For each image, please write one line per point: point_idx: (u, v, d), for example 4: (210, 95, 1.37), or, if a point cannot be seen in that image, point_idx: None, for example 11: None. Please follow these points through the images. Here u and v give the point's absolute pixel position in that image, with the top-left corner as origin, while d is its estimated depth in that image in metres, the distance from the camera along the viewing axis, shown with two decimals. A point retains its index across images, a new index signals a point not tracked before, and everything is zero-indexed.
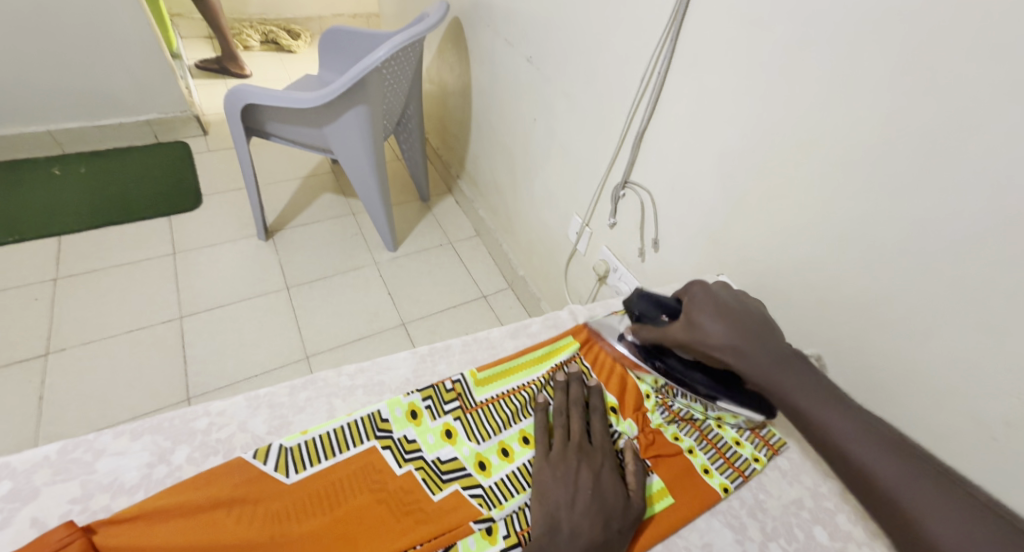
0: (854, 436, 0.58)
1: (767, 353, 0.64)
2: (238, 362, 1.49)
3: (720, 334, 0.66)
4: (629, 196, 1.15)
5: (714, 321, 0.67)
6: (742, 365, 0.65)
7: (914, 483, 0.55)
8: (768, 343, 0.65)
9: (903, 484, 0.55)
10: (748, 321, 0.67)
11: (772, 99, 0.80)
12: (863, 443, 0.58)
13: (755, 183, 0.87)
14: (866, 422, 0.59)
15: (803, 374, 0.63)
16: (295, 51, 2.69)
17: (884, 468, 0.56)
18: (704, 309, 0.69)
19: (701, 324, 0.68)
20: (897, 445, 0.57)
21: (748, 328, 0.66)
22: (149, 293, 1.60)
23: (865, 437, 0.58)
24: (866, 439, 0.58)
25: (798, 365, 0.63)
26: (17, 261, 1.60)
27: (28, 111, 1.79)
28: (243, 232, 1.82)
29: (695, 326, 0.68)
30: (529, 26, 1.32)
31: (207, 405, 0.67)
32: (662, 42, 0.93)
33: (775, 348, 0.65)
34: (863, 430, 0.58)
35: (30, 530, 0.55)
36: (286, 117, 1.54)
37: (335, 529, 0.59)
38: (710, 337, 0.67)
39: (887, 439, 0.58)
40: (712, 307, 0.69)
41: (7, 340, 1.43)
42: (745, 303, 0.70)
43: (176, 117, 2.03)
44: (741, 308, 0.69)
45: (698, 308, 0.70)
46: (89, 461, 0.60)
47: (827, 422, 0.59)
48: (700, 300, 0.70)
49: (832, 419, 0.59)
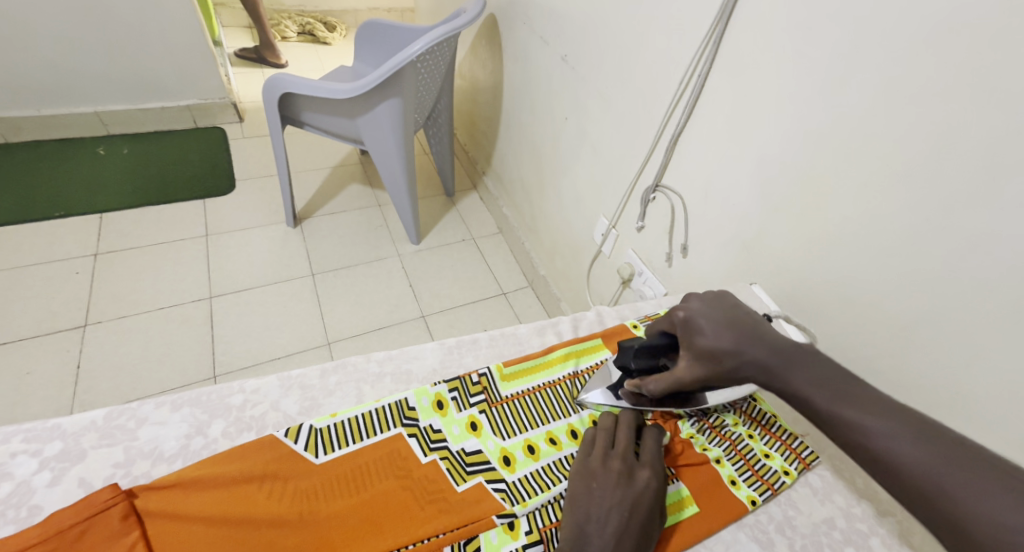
0: (881, 429, 0.53)
1: (779, 355, 0.62)
2: (263, 344, 1.52)
3: (732, 355, 0.64)
4: (660, 200, 1.14)
5: (718, 341, 0.66)
6: (761, 378, 0.63)
7: (961, 473, 0.49)
8: (775, 345, 0.63)
9: (944, 473, 0.50)
10: (749, 329, 0.66)
11: (819, 108, 0.78)
12: (897, 438, 0.52)
13: (794, 192, 0.86)
14: (893, 411, 0.55)
15: (812, 367, 0.60)
16: (330, 43, 2.73)
17: (919, 459, 0.51)
18: (703, 333, 0.67)
19: (709, 350, 0.66)
20: (927, 432, 0.52)
21: (753, 337, 0.65)
22: (183, 272, 1.64)
23: (892, 428, 0.53)
24: (895, 431, 0.53)
25: (808, 358, 0.61)
26: (60, 235, 1.66)
27: (78, 92, 1.86)
28: (272, 218, 1.86)
29: (706, 354, 0.67)
30: (567, 27, 1.32)
31: (242, 382, 0.69)
32: (704, 45, 0.93)
33: (781, 347, 0.63)
34: (892, 422, 0.54)
35: (77, 490, 0.57)
36: (323, 107, 1.57)
37: (361, 512, 0.60)
38: (723, 360, 0.65)
39: (916, 426, 0.53)
40: (712, 327, 0.67)
41: (48, 310, 1.48)
42: (737, 310, 0.69)
43: (215, 103, 2.08)
44: (737, 319, 0.67)
45: (698, 334, 0.68)
46: (132, 428, 0.63)
47: (851, 419, 0.55)
48: (694, 324, 0.69)
49: (856, 415, 0.55)
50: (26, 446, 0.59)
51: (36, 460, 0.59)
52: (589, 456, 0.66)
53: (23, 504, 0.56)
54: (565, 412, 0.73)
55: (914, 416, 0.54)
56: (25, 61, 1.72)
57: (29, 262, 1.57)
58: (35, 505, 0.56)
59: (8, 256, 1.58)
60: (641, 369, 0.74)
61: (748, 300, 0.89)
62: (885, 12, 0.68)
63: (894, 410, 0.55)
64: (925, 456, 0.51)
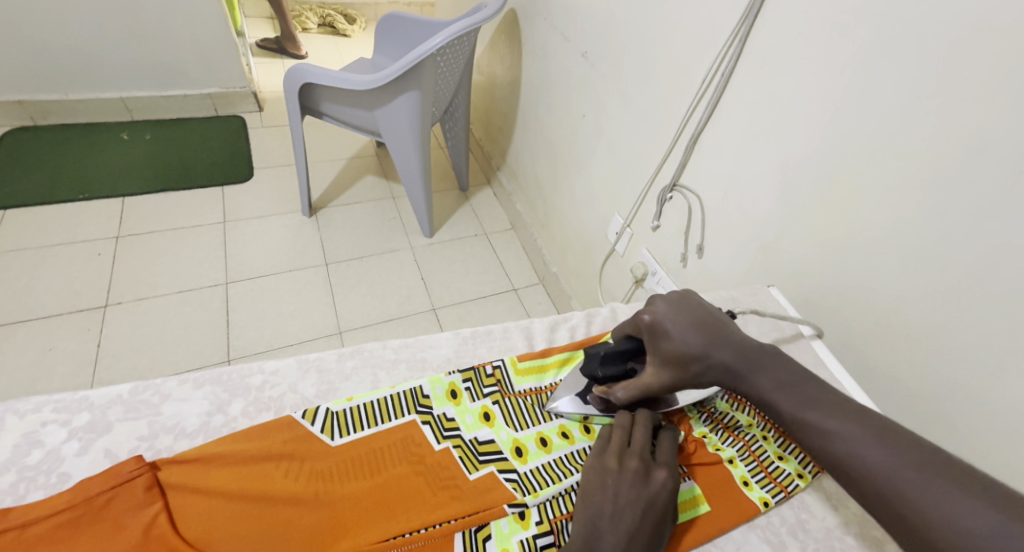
0: (845, 432, 0.54)
1: (744, 359, 0.63)
2: (276, 330, 1.54)
3: (699, 359, 0.65)
4: (677, 199, 1.14)
5: (685, 345, 0.66)
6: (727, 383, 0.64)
7: (922, 477, 0.50)
8: (740, 347, 0.65)
9: (904, 475, 0.50)
10: (715, 331, 0.66)
11: (846, 110, 0.78)
12: (859, 440, 0.53)
13: (815, 194, 0.85)
14: (856, 413, 0.56)
15: (778, 370, 0.62)
16: (349, 36, 2.75)
17: (882, 463, 0.51)
18: (670, 337, 0.67)
19: (675, 352, 0.66)
20: (890, 435, 0.53)
21: (717, 339, 0.66)
22: (200, 257, 1.67)
23: (853, 431, 0.54)
24: (858, 433, 0.54)
25: (772, 361, 0.63)
26: (84, 217, 1.69)
27: (105, 78, 1.89)
28: (288, 207, 1.88)
29: (673, 359, 0.66)
30: (588, 23, 1.32)
31: (262, 364, 0.70)
32: (729, 43, 0.92)
33: (747, 351, 0.64)
34: (856, 424, 0.55)
35: (103, 460, 0.59)
36: (342, 98, 1.59)
37: (375, 495, 0.61)
38: (691, 365, 0.65)
39: (878, 428, 0.54)
40: (680, 330, 0.67)
41: (71, 290, 1.52)
42: (702, 310, 0.69)
43: (236, 92, 2.11)
44: (704, 321, 0.67)
45: (664, 339, 0.67)
46: (156, 403, 0.64)
47: (816, 423, 0.56)
48: (661, 330, 0.68)
49: (820, 418, 0.56)
50: (56, 416, 0.61)
51: (65, 430, 0.60)
52: (605, 451, 0.66)
53: (52, 471, 0.58)
54: (576, 407, 0.74)
55: (876, 419, 0.55)
56: (54, 45, 1.75)
57: (53, 243, 1.61)
58: (63, 473, 0.58)
59: (33, 235, 1.61)
60: (609, 377, 0.71)
61: (764, 301, 0.89)
62: (919, 12, 0.67)
63: (856, 413, 0.55)
64: (886, 459, 0.52)
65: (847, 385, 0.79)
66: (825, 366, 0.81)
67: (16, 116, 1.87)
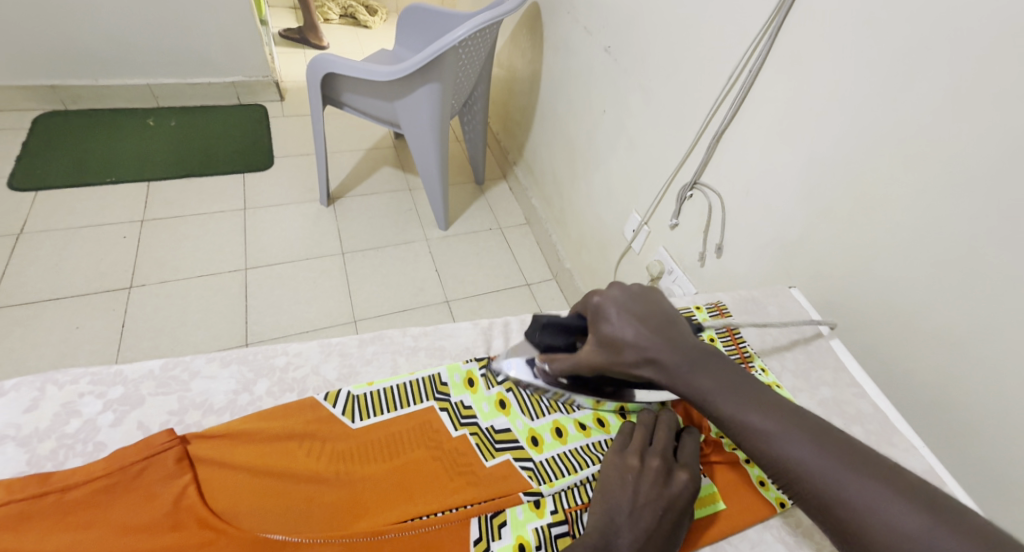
0: (782, 434, 0.54)
1: (682, 355, 0.60)
2: (292, 317, 1.56)
3: (635, 349, 0.61)
4: (698, 197, 1.13)
5: (624, 333, 0.62)
6: (658, 377, 0.60)
7: (856, 478, 0.50)
8: (681, 344, 0.61)
9: (844, 477, 0.50)
10: (659, 324, 0.62)
11: (877, 109, 0.77)
12: (797, 442, 0.53)
13: (839, 194, 0.84)
14: (790, 413, 0.55)
15: (718, 373, 0.58)
16: (370, 27, 2.76)
17: (817, 463, 0.51)
18: (611, 322, 0.63)
19: (612, 340, 0.62)
20: (825, 435, 0.53)
21: (659, 332, 0.61)
22: (221, 242, 1.70)
23: (791, 432, 0.53)
24: (795, 435, 0.53)
25: (712, 362, 0.59)
26: (110, 200, 1.73)
27: (133, 64, 1.93)
28: (306, 196, 1.90)
29: (610, 345, 0.62)
30: (612, 18, 1.31)
31: (286, 345, 0.72)
32: (758, 40, 0.92)
33: (687, 348, 0.60)
34: (791, 425, 0.54)
35: (136, 432, 0.61)
36: (363, 89, 1.60)
37: (394, 478, 0.62)
38: (624, 353, 0.61)
39: (814, 429, 0.54)
40: (621, 317, 0.63)
41: (98, 270, 1.55)
42: (656, 304, 0.64)
43: (259, 81, 2.13)
44: (649, 311, 0.63)
45: (605, 323, 0.63)
46: (186, 380, 0.66)
47: (751, 425, 0.55)
48: (604, 312, 0.64)
49: (756, 419, 0.55)
50: (92, 388, 0.63)
51: (100, 402, 0.63)
52: (626, 449, 0.66)
53: (89, 441, 0.60)
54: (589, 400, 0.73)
55: (807, 417, 0.55)
56: (87, 30, 1.78)
57: (80, 224, 1.64)
58: (99, 442, 0.60)
59: (62, 217, 1.65)
60: (548, 344, 0.72)
61: (785, 302, 0.88)
62: (956, 12, 0.66)
63: (792, 412, 0.55)
64: (820, 459, 0.51)
65: (868, 388, 0.79)
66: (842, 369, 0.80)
67: (47, 100, 1.91)
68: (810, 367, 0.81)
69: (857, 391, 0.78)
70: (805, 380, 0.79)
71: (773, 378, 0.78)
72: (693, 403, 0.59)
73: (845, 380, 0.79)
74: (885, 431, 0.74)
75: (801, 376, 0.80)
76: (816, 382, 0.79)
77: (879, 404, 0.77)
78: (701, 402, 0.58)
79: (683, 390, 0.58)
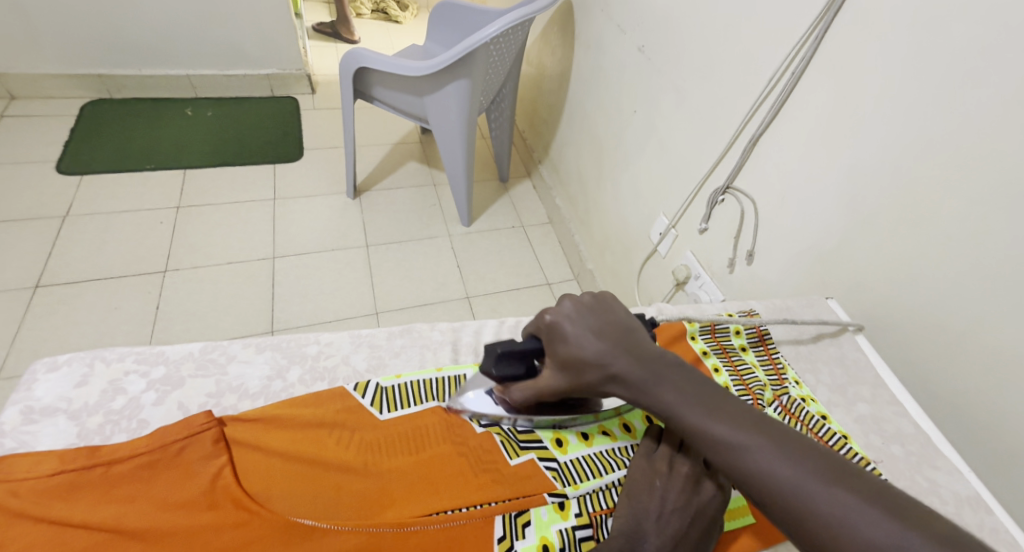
0: (747, 444, 0.52)
1: (644, 370, 0.59)
2: (317, 307, 1.59)
3: (595, 367, 0.61)
4: (729, 202, 1.12)
5: (581, 350, 0.61)
6: (622, 392, 0.60)
7: (823, 488, 0.49)
8: (641, 355, 0.60)
9: (812, 488, 0.49)
10: (617, 337, 0.62)
11: (927, 118, 0.75)
12: (763, 451, 0.52)
13: (883, 206, 0.82)
14: (753, 421, 0.54)
15: (679, 381, 0.58)
16: (401, 23, 2.79)
17: (784, 474, 0.50)
18: (567, 342, 0.62)
19: (571, 361, 0.62)
20: (790, 443, 0.52)
21: (618, 346, 0.61)
22: (251, 231, 1.73)
23: (756, 442, 0.52)
24: (760, 445, 0.52)
25: (671, 371, 0.59)
26: (148, 187, 1.77)
27: (175, 55, 1.98)
28: (334, 188, 1.92)
29: (569, 365, 0.62)
30: (647, 17, 1.30)
31: (318, 335, 0.73)
32: (802, 42, 0.90)
33: (648, 358, 0.60)
34: (756, 433, 0.53)
35: (177, 411, 0.63)
36: (394, 83, 1.62)
37: (419, 471, 0.62)
38: (586, 372, 0.61)
39: (779, 437, 0.52)
40: (577, 335, 0.62)
41: (136, 254, 1.60)
42: (610, 316, 0.64)
43: (292, 74, 2.17)
44: (607, 326, 0.63)
45: (561, 343, 0.63)
46: (223, 363, 0.68)
47: (714, 436, 0.54)
48: (559, 332, 0.64)
49: (720, 430, 0.54)
50: (137, 367, 0.66)
51: (144, 381, 0.65)
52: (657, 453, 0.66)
53: (133, 417, 0.62)
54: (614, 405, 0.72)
55: (772, 425, 0.54)
56: (133, 19, 1.83)
57: (120, 209, 1.69)
58: (142, 419, 0.62)
59: (104, 201, 1.70)
60: (506, 377, 0.66)
61: (822, 313, 0.87)
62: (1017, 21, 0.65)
63: (755, 420, 0.54)
64: (787, 468, 0.50)
65: (908, 406, 0.77)
66: (881, 386, 0.79)
67: (93, 89, 1.97)
68: (847, 382, 0.80)
69: (897, 409, 0.77)
70: (842, 395, 0.78)
71: (807, 391, 0.76)
72: (661, 417, 0.58)
73: (884, 397, 0.78)
74: (927, 453, 0.72)
75: (838, 391, 0.78)
76: (853, 398, 0.78)
77: (920, 424, 0.75)
78: (669, 417, 0.57)
79: (648, 402, 0.58)
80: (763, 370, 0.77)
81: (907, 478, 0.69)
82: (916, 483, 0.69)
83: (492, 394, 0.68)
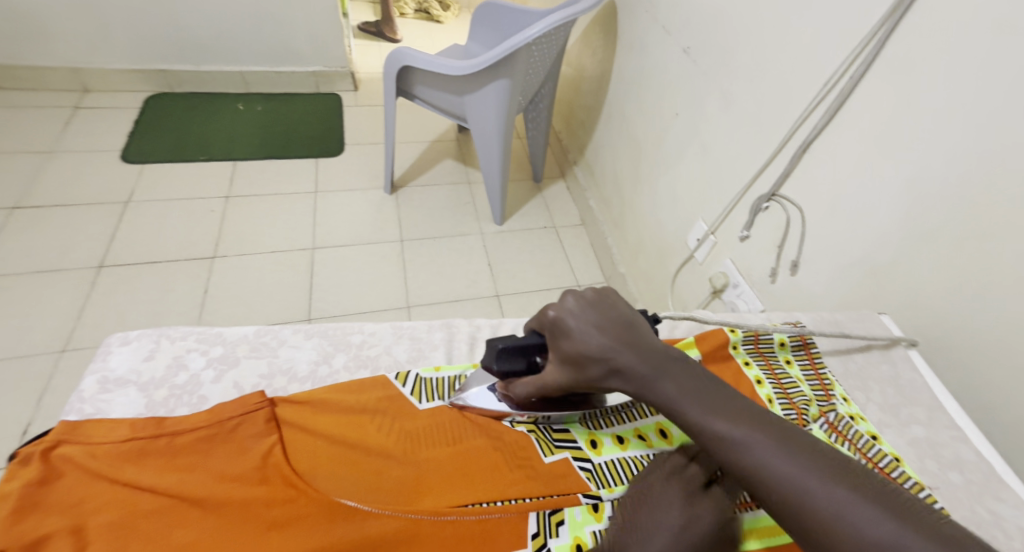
0: (748, 440, 0.52)
1: (647, 363, 0.58)
2: (354, 298, 1.63)
3: (599, 362, 0.59)
4: (773, 209, 1.10)
5: (585, 346, 0.60)
6: (623, 386, 0.59)
7: (823, 484, 0.48)
8: (643, 350, 0.59)
9: (811, 484, 0.49)
10: (621, 332, 0.60)
11: (1001, 134, 0.73)
12: (763, 447, 0.51)
13: (949, 224, 0.80)
14: (753, 418, 0.54)
15: (683, 379, 0.58)
16: (443, 22, 2.83)
17: (784, 470, 0.50)
18: (570, 337, 0.61)
19: (574, 357, 0.60)
20: (789, 440, 0.52)
21: (622, 342, 0.60)
22: (293, 222, 1.78)
23: (757, 439, 0.52)
24: (760, 441, 0.52)
25: (671, 365, 0.58)
26: (199, 176, 1.85)
27: (230, 52, 2.05)
28: (372, 183, 1.97)
29: (573, 360, 0.60)
30: (695, 18, 1.29)
31: (362, 324, 0.76)
32: (862, 46, 0.88)
33: (651, 353, 0.59)
34: (757, 429, 0.53)
35: (232, 390, 0.66)
36: (437, 82, 1.64)
37: (456, 463, 0.63)
38: (588, 368, 0.60)
39: (779, 434, 0.52)
40: (580, 329, 0.60)
41: (187, 240, 1.67)
42: (610, 309, 0.62)
43: (337, 72, 2.22)
44: (611, 320, 0.61)
45: (565, 338, 0.61)
46: (275, 346, 0.71)
47: (715, 431, 0.54)
48: (563, 327, 0.62)
49: (722, 426, 0.53)
50: (198, 345, 0.70)
51: (204, 358, 0.69)
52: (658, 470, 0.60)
53: (193, 393, 0.65)
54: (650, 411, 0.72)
55: (773, 422, 0.54)
56: (193, 16, 1.91)
57: (173, 197, 1.77)
58: (202, 395, 0.65)
59: (160, 189, 1.78)
60: (507, 372, 0.66)
61: (871, 328, 0.85)
62: None
63: (756, 417, 0.54)
64: (787, 464, 0.50)
65: (968, 432, 0.75)
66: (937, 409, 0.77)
67: (155, 83, 2.07)
68: (900, 402, 0.78)
69: (956, 434, 0.74)
70: (894, 416, 0.76)
71: (855, 409, 0.75)
72: (662, 412, 0.58)
73: (940, 420, 0.76)
74: (989, 483, 0.70)
75: (889, 411, 0.77)
76: (906, 420, 0.76)
77: (982, 452, 0.73)
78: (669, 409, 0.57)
79: (650, 397, 0.58)
80: (809, 385, 0.76)
81: (966, 508, 0.67)
82: (976, 513, 0.67)
83: (495, 390, 0.69)
